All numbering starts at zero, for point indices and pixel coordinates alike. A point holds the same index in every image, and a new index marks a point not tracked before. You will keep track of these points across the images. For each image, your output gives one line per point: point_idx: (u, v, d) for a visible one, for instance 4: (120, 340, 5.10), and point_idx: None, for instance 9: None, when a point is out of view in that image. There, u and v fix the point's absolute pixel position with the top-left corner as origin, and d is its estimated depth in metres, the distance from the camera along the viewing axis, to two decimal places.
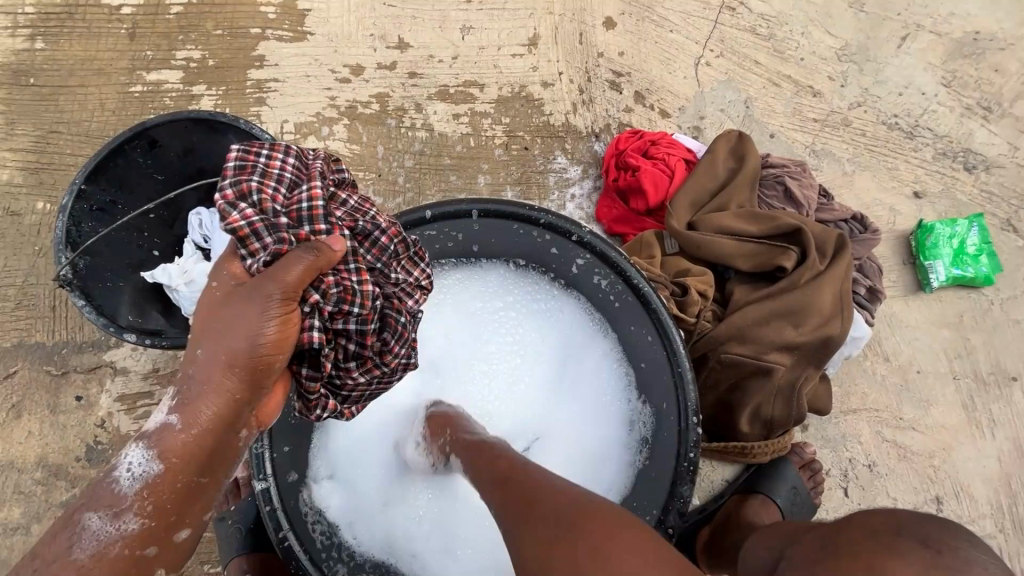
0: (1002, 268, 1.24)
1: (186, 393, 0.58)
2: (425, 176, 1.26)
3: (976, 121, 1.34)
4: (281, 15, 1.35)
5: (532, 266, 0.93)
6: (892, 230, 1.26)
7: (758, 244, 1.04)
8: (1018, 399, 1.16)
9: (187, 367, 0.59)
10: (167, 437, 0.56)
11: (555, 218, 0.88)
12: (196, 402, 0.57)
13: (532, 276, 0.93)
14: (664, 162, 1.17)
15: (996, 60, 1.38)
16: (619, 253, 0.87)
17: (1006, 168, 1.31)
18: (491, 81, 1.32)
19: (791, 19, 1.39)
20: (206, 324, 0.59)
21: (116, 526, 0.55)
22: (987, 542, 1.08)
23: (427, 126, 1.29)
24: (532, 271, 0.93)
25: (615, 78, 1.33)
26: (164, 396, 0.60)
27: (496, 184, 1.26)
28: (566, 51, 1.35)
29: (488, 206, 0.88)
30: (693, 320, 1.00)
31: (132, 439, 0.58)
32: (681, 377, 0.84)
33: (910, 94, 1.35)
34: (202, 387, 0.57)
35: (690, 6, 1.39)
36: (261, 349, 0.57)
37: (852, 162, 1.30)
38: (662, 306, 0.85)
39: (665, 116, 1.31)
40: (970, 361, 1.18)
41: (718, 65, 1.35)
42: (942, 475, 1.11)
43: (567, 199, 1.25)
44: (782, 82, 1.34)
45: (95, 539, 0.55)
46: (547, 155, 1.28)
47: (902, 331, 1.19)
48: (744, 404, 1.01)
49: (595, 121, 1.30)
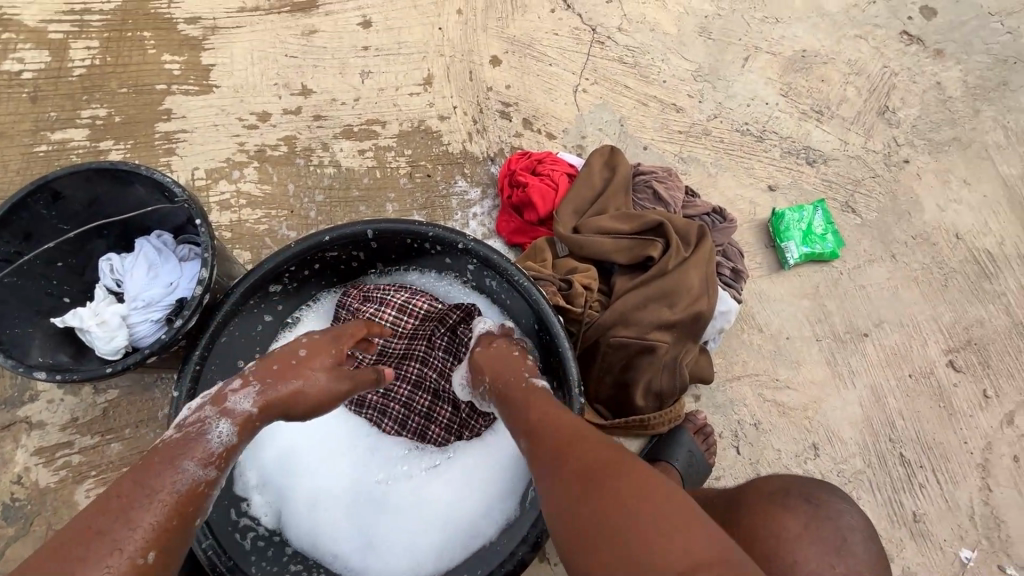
0: (844, 243, 1.46)
1: (266, 391, 0.83)
2: (337, 209, 1.36)
3: (811, 123, 1.59)
4: (185, 71, 1.43)
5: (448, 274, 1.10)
6: (753, 219, 1.46)
7: (632, 239, 1.19)
8: (869, 351, 1.37)
9: (272, 376, 0.84)
10: (246, 419, 0.81)
11: (441, 231, 0.97)
12: (273, 398, 0.83)
13: (450, 282, 1.11)
14: (549, 177, 1.32)
15: (822, 72, 1.64)
16: (502, 256, 0.97)
17: (839, 160, 1.56)
18: (392, 118, 1.45)
19: (651, 48, 1.60)
20: (299, 357, 0.87)
21: (202, 472, 0.74)
22: (856, 476, 1.26)
23: (335, 162, 1.39)
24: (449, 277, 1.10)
25: (505, 108, 1.49)
26: (242, 387, 0.83)
27: (404, 210, 1.37)
28: (459, 87, 1.50)
29: (378, 225, 0.97)
30: (581, 310, 1.14)
31: (219, 412, 0.80)
32: (563, 356, 0.94)
33: (756, 104, 1.58)
34: (281, 390, 0.84)
35: (565, 42, 1.59)
36: (333, 386, 0.88)
37: (714, 165, 1.51)
38: (542, 298, 0.96)
39: (551, 139, 1.48)
40: (828, 323, 1.38)
41: (594, 91, 1.54)
42: (816, 424, 1.29)
43: (470, 218, 1.38)
44: (649, 102, 1.55)
45: (187, 480, 0.73)
46: (448, 180, 1.40)
47: (770, 305, 1.38)
48: (637, 381, 1.16)
49: (489, 147, 1.44)
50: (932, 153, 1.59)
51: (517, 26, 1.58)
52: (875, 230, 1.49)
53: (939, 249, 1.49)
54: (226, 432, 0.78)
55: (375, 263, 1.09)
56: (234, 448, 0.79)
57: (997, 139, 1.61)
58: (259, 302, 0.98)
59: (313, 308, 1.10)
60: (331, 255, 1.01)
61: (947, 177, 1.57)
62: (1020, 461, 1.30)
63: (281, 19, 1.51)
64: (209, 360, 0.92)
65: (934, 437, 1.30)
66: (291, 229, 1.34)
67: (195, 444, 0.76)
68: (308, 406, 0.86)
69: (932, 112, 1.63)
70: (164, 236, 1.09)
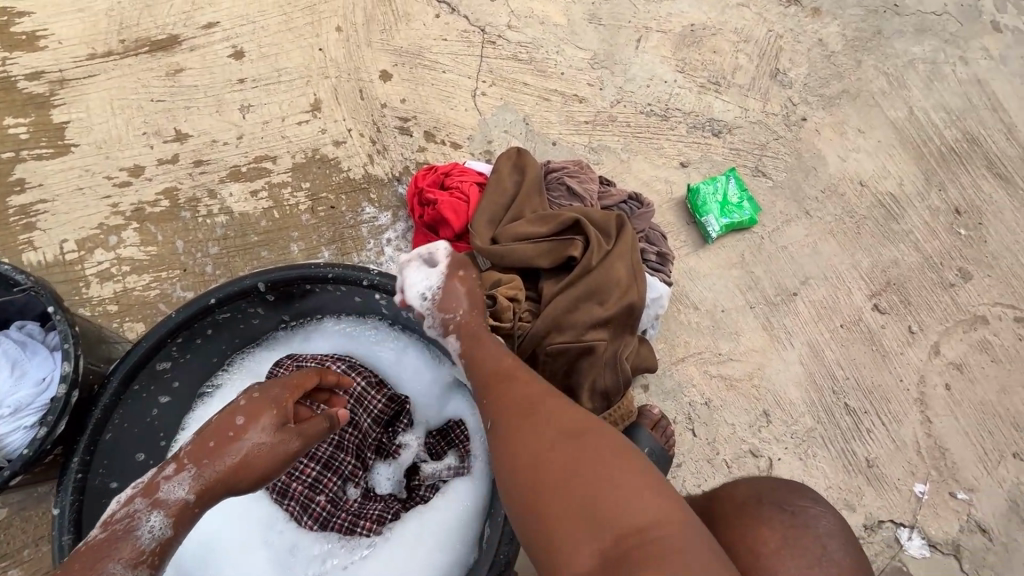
0: (761, 208, 1.48)
1: (209, 475, 0.74)
2: (235, 259, 1.24)
3: (711, 94, 1.60)
4: (34, 134, 1.28)
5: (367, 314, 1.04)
6: (671, 199, 1.46)
7: (551, 241, 1.16)
8: (801, 310, 1.39)
9: (218, 451, 0.75)
10: (186, 508, 0.73)
11: (343, 270, 0.89)
12: (217, 482, 0.74)
13: (371, 321, 1.04)
14: (458, 190, 1.26)
15: (713, 43, 1.66)
16: (415, 287, 0.91)
17: (743, 128, 1.58)
18: (283, 152, 1.34)
19: (544, 42, 1.57)
20: (248, 429, 0.77)
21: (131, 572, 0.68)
22: (808, 434, 1.28)
23: (226, 209, 1.28)
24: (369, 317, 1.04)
25: (403, 123, 1.42)
26: (181, 467, 0.74)
27: (311, 248, 1.27)
28: (351, 108, 1.41)
29: (271, 276, 0.87)
30: (510, 323, 1.09)
31: (155, 499, 0.72)
32: (494, 379, 0.88)
33: (656, 84, 1.58)
34: (230, 470, 0.75)
35: (455, 47, 1.53)
36: (288, 465, 0.79)
37: (625, 150, 1.49)
38: (460, 322, 0.90)
39: (457, 148, 1.42)
40: (759, 289, 1.40)
41: (493, 93, 1.49)
42: (763, 391, 1.30)
43: (384, 244, 1.29)
44: (551, 96, 1.52)
45: None
46: (354, 209, 1.31)
47: (701, 281, 1.38)
48: (581, 385, 1.12)
49: (393, 167, 1.37)
50: (826, 108, 1.64)
51: (402, 36, 1.51)
52: (787, 190, 1.53)
53: (848, 198, 1.54)
54: (158, 527, 0.71)
55: (280, 318, 0.99)
56: (170, 541, 0.72)
57: (881, 86, 1.68)
58: (147, 386, 0.85)
59: (231, 372, 1.00)
60: (225, 318, 0.90)
61: (843, 129, 1.62)
62: (952, 388, 1.36)
63: (140, 62, 1.38)
64: (94, 465, 0.79)
65: (873, 381, 1.34)
66: (187, 290, 1.21)
67: (125, 539, 0.69)
68: (252, 478, 0.76)
69: (819, 69, 1.68)
70: (29, 326, 0.96)
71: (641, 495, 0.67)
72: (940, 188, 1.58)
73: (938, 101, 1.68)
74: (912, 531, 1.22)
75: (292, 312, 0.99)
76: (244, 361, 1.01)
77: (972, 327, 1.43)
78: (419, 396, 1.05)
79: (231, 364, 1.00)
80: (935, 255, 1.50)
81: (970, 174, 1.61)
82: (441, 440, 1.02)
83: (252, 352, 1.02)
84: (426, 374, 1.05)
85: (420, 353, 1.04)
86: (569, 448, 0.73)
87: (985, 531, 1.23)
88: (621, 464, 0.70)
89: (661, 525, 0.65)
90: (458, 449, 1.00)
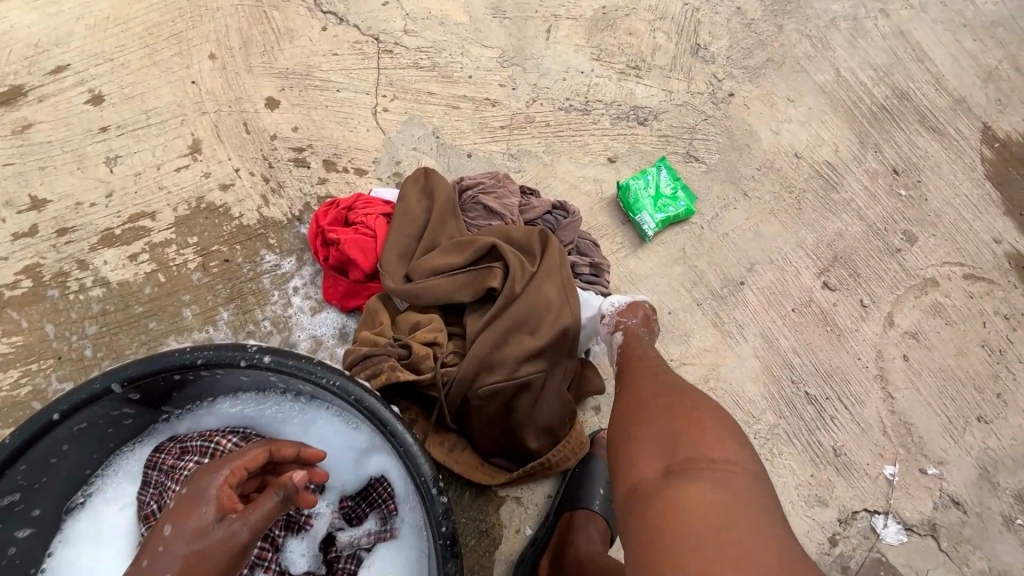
0: (697, 196, 1.40)
1: None
2: (119, 336, 1.09)
3: (632, 80, 1.50)
4: None
5: (267, 389, 0.89)
6: (602, 199, 1.36)
7: (470, 271, 1.05)
8: (750, 299, 1.32)
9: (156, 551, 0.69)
10: None
11: (213, 353, 0.75)
12: None
13: (273, 397, 0.90)
14: (364, 224, 1.13)
15: (627, 25, 1.56)
16: (302, 358, 0.77)
17: (669, 112, 1.49)
18: (162, 205, 1.19)
19: (446, 44, 1.44)
20: (178, 532, 0.69)
21: None
22: (772, 431, 1.21)
23: (101, 280, 1.12)
24: (270, 392, 0.90)
25: (298, 154, 1.28)
26: None
27: (207, 310, 1.13)
28: (236, 145, 1.26)
29: (123, 373, 0.73)
30: (432, 372, 0.99)
31: None
32: (407, 452, 0.76)
33: (572, 76, 1.47)
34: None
35: (348, 61, 1.39)
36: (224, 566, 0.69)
37: (547, 152, 1.39)
38: (364, 391, 0.77)
39: (362, 174, 1.28)
40: (704, 284, 1.32)
41: (396, 108, 1.36)
42: (720, 392, 1.23)
43: (290, 294, 1.16)
44: (461, 103, 1.39)
45: None
46: (252, 259, 1.17)
47: (643, 284, 1.30)
48: (522, 423, 1.02)
49: (292, 205, 1.23)
50: (753, 80, 1.57)
51: (287, 56, 1.36)
52: (722, 173, 1.45)
53: (785, 173, 1.47)
54: None
55: (160, 407, 0.85)
56: None
57: (805, 50, 1.61)
58: None
59: (114, 474, 0.87)
60: (83, 425, 0.76)
61: (772, 100, 1.55)
62: (911, 358, 1.31)
63: None
64: None
65: (831, 364, 1.28)
66: (65, 380, 1.06)
67: None
68: None
69: (741, 39, 1.60)
70: None
71: (726, 439, 0.76)
72: (876, 149, 1.53)
73: (864, 58, 1.62)
74: (887, 518, 1.17)
75: (171, 400, 0.85)
76: (127, 459, 0.88)
77: (924, 291, 1.38)
78: (335, 467, 0.92)
79: (112, 467, 0.87)
80: (878, 221, 1.45)
81: (904, 131, 1.56)
82: (360, 503, 0.90)
83: (136, 449, 0.88)
84: (343, 445, 0.91)
85: (330, 420, 0.90)
86: (665, 395, 0.86)
87: (959, 504, 1.18)
88: (714, 414, 0.81)
89: (730, 463, 0.74)
90: (380, 511, 0.89)
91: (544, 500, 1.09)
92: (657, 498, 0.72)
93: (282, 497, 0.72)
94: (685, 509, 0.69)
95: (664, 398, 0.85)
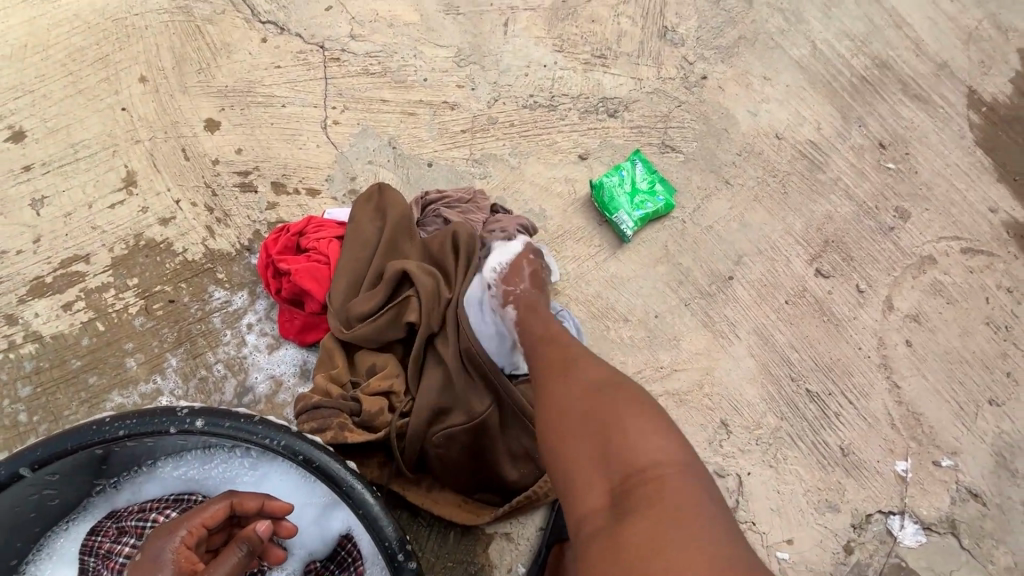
0: (676, 188, 1.32)
1: None
2: (56, 395, 1.00)
3: (598, 70, 1.41)
4: None
5: (211, 448, 0.81)
6: (576, 200, 1.28)
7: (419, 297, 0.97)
8: (741, 294, 1.24)
9: None
10: None
11: (138, 422, 0.67)
12: None
13: (220, 456, 0.81)
14: (315, 253, 1.03)
15: (590, 11, 1.47)
16: (238, 416, 0.69)
17: (640, 100, 1.40)
18: (96, 246, 1.09)
19: (397, 47, 1.35)
20: None
21: None
22: (774, 435, 1.14)
23: (34, 335, 1.02)
24: (216, 451, 0.81)
25: (243, 178, 1.18)
26: None
27: (153, 358, 1.04)
28: (174, 174, 1.16)
29: (37, 454, 0.66)
30: (388, 418, 0.92)
31: None
32: (366, 513, 0.67)
33: (534, 70, 1.38)
34: None
35: (292, 73, 1.29)
36: None
37: (513, 155, 1.29)
38: (312, 448, 0.69)
39: (315, 195, 1.19)
40: (691, 282, 1.23)
41: (347, 120, 1.26)
42: (716, 398, 1.15)
43: (244, 332, 1.07)
44: (417, 109, 1.30)
45: None
46: (199, 297, 1.08)
47: (626, 288, 1.21)
48: (497, 457, 0.94)
49: (240, 234, 1.13)
50: (726, 60, 1.48)
51: (225, 73, 1.26)
52: (701, 161, 1.36)
53: (768, 156, 1.39)
54: None
55: (91, 481, 0.76)
56: None
57: (778, 24, 1.53)
58: None
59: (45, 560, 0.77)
60: (3, 513, 0.69)
61: (747, 80, 1.47)
62: (914, 343, 1.23)
63: None
64: None
65: (831, 356, 1.21)
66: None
67: None
68: None
69: (710, 17, 1.52)
70: None
71: (661, 437, 0.68)
72: (860, 123, 1.45)
73: (840, 29, 1.54)
74: (903, 518, 1.09)
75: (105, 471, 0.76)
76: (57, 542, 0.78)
77: (922, 270, 1.31)
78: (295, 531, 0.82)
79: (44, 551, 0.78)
80: (869, 200, 1.37)
81: (888, 102, 1.48)
82: (328, 565, 0.81)
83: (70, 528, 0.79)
84: (303, 503, 0.82)
85: (287, 477, 0.82)
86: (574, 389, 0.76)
87: (977, 496, 1.11)
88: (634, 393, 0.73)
89: (665, 466, 0.65)
90: (350, 572, 0.79)
91: (534, 534, 1.00)
92: (606, 540, 0.62)
93: (247, 551, 0.69)
94: (636, 547, 0.59)
95: (579, 392, 0.75)
